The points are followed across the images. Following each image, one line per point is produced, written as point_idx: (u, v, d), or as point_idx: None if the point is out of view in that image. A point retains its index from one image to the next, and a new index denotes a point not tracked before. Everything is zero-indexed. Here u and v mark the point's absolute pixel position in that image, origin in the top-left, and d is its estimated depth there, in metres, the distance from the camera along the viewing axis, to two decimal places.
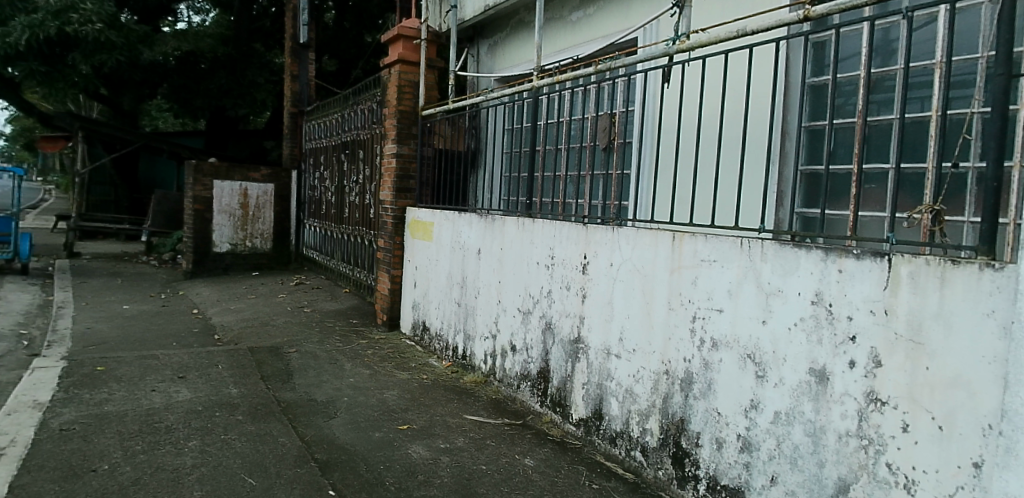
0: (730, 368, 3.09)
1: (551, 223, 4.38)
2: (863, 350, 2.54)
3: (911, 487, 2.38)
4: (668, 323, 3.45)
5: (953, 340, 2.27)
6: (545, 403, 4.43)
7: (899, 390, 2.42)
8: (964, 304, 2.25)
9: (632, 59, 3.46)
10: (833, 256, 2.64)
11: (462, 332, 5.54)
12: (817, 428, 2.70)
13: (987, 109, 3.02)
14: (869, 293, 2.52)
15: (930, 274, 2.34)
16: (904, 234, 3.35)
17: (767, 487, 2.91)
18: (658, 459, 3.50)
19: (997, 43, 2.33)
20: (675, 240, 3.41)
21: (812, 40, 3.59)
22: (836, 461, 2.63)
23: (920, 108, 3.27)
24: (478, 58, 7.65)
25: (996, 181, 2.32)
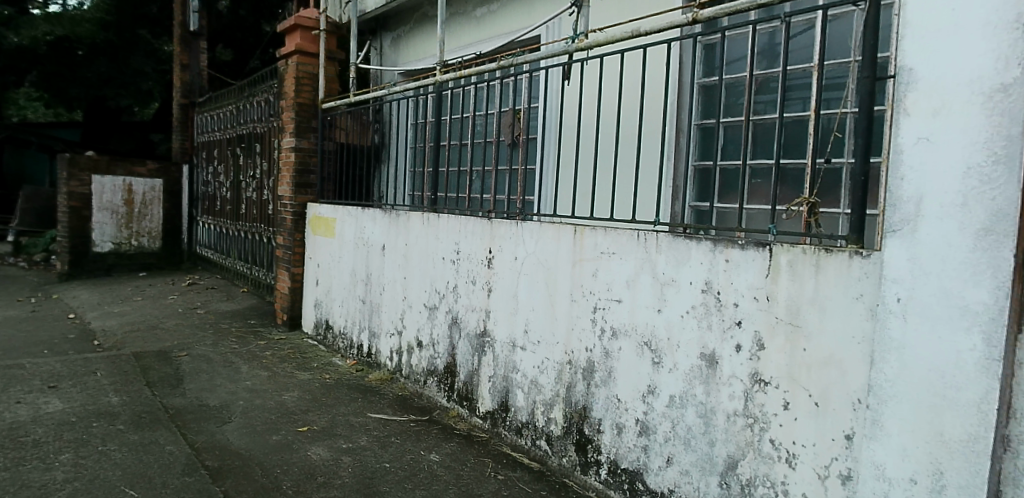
0: (629, 356, 3.20)
1: (456, 217, 4.38)
2: (748, 334, 2.70)
3: (791, 460, 2.56)
4: (570, 314, 3.54)
5: (827, 323, 2.46)
6: (452, 397, 4.44)
7: (780, 371, 2.59)
8: (836, 289, 2.44)
9: (532, 55, 3.50)
10: (721, 247, 2.79)
11: (366, 330, 5.45)
12: (708, 409, 2.85)
13: (853, 109, 3.28)
14: (753, 281, 2.68)
15: (806, 261, 2.52)
16: (784, 226, 3.59)
17: (663, 467, 3.04)
18: (562, 447, 3.58)
19: (863, 49, 2.54)
20: (577, 234, 3.50)
21: (704, 42, 3.77)
22: (725, 440, 2.78)
23: (801, 109, 3.50)
24: (382, 51, 7.51)
25: (863, 176, 2.53)
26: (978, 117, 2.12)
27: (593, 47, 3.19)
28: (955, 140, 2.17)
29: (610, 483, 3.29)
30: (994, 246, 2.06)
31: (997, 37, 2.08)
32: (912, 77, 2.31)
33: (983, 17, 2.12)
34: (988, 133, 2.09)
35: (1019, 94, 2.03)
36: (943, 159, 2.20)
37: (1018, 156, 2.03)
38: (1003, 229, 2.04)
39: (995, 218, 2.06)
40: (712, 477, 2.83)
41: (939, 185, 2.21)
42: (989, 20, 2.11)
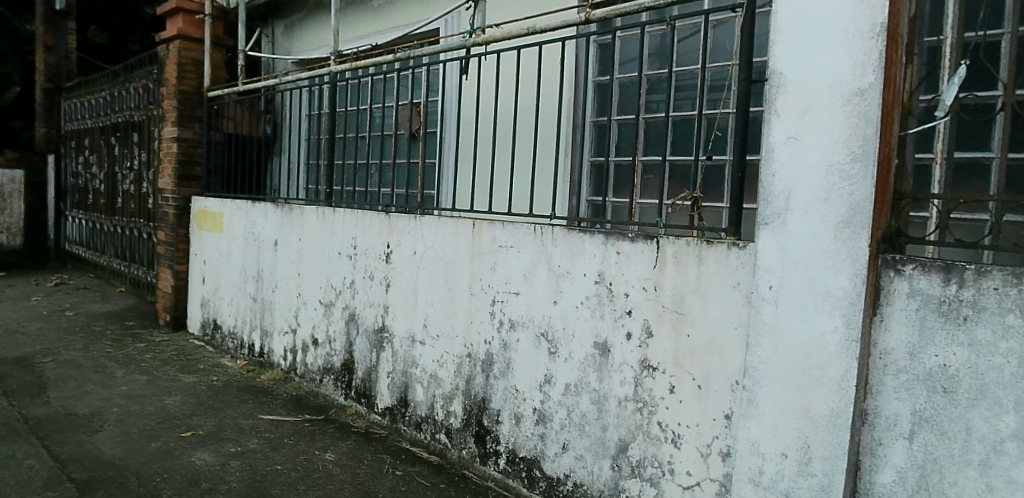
0: (526, 347, 3.26)
1: (353, 212, 4.29)
2: (638, 322, 2.82)
3: (676, 441, 2.70)
4: (469, 308, 3.55)
5: (708, 310, 2.63)
6: (349, 395, 4.36)
7: (667, 357, 2.73)
8: (717, 279, 2.61)
9: (429, 49, 3.48)
10: (612, 239, 2.90)
11: (258, 328, 5.24)
12: (600, 395, 2.95)
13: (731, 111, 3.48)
14: (642, 272, 2.81)
15: (690, 253, 2.67)
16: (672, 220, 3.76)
17: (559, 454, 3.12)
18: (461, 439, 3.60)
19: (740, 53, 2.70)
20: (475, 228, 3.52)
21: (598, 41, 3.88)
22: (616, 425, 2.89)
23: (687, 108, 3.68)
24: (274, 40, 7.20)
25: (740, 172, 2.70)
26: (838, 118, 2.31)
27: (490, 42, 3.22)
28: (818, 140, 2.36)
29: (508, 472, 3.35)
30: (852, 237, 2.25)
31: (854, 45, 2.27)
32: (782, 81, 2.49)
33: (842, 26, 2.31)
34: (846, 134, 2.29)
35: (872, 98, 2.23)
36: (809, 157, 2.39)
37: (871, 155, 2.23)
38: (859, 221, 2.24)
39: (852, 212, 2.26)
40: (605, 460, 2.94)
41: (805, 181, 2.39)
42: (847, 29, 2.29)
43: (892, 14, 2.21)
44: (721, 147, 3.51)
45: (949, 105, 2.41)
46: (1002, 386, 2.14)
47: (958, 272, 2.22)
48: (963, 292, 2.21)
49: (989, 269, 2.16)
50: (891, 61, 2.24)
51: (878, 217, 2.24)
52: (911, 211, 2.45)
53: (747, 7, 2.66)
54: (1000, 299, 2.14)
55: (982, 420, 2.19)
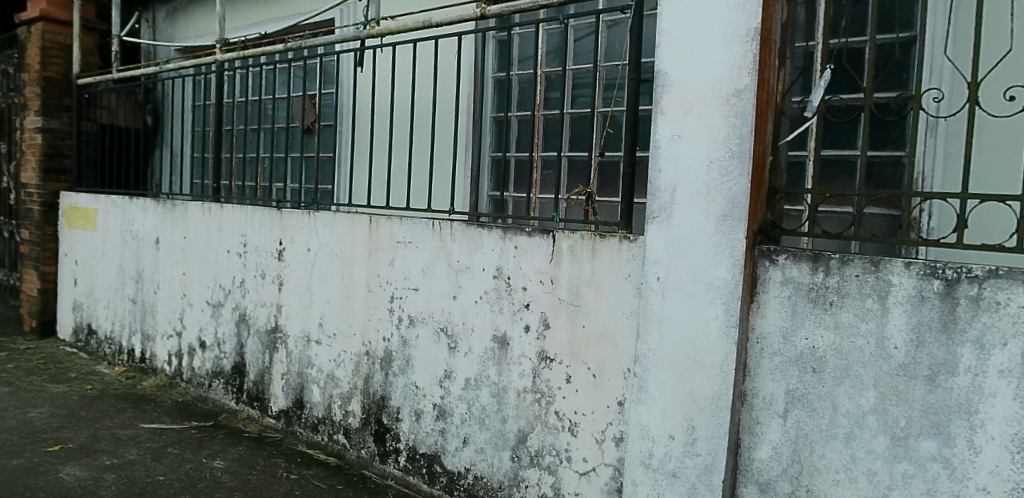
0: (426, 343, 3.25)
1: (243, 207, 4.11)
2: (535, 315, 2.88)
3: (573, 429, 2.79)
4: (367, 306, 3.50)
5: (602, 301, 2.72)
6: (241, 399, 4.19)
7: (564, 347, 2.81)
8: (610, 271, 2.70)
9: (322, 40, 3.38)
10: (510, 234, 2.93)
11: (139, 333, 4.93)
12: (500, 388, 2.99)
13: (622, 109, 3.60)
14: (539, 265, 2.86)
15: (584, 247, 2.75)
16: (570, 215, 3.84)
17: (460, 448, 3.14)
18: (360, 439, 3.54)
19: (629, 53, 2.79)
20: (372, 224, 3.46)
21: (497, 37, 3.90)
22: (516, 416, 2.94)
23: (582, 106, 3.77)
24: (155, 25, 6.76)
25: (630, 168, 2.80)
26: (718, 117, 2.44)
27: (385, 35, 3.17)
28: (700, 138, 2.49)
29: (409, 469, 3.33)
30: (731, 230, 2.39)
31: (732, 48, 2.41)
32: (667, 81, 2.60)
33: (720, 30, 2.44)
34: (725, 133, 2.42)
35: (748, 99, 2.37)
36: (692, 154, 2.51)
37: (747, 153, 2.36)
38: (737, 215, 2.38)
39: (731, 206, 2.40)
40: (505, 452, 2.98)
41: (688, 177, 2.51)
42: (725, 32, 2.43)
43: (765, 20, 2.35)
44: (614, 142, 3.61)
45: (817, 105, 2.56)
46: (862, 365, 2.35)
47: (825, 261, 2.41)
48: (828, 279, 2.40)
49: (851, 258, 2.35)
50: (764, 64, 2.39)
51: (754, 212, 2.39)
52: (785, 204, 2.62)
53: (634, 9, 2.76)
54: (860, 285, 2.34)
55: (846, 396, 2.38)
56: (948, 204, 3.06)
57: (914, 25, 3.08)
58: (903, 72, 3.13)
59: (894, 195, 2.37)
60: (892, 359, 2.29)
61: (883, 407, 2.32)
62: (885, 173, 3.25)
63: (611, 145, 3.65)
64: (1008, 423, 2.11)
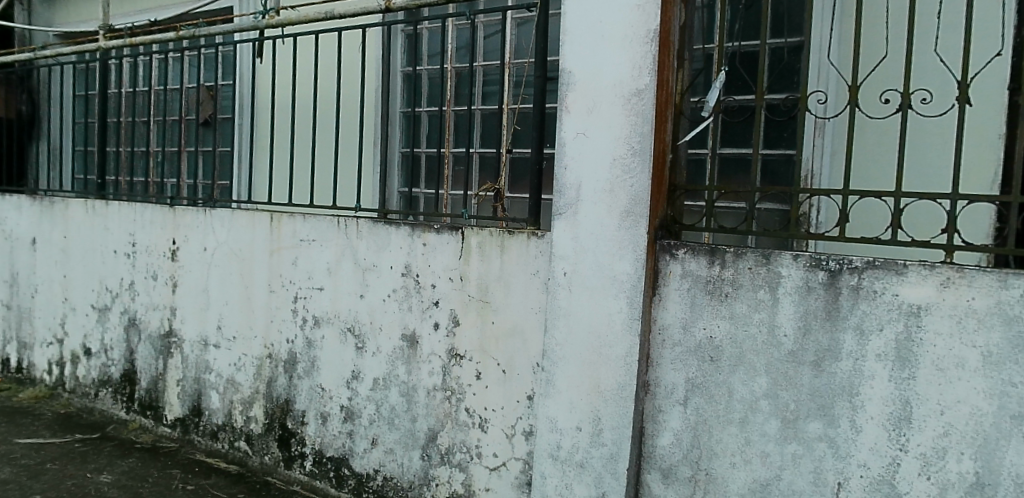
0: (332, 344, 3.17)
1: (132, 205, 3.87)
2: (444, 312, 2.87)
3: (483, 425, 2.80)
4: (269, 306, 3.37)
5: (510, 297, 2.74)
6: (132, 408, 3.97)
7: (473, 344, 2.81)
8: (517, 267, 2.73)
9: (218, 28, 3.22)
10: (418, 232, 2.91)
11: (14, 341, 4.56)
12: (409, 387, 2.96)
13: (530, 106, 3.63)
14: (448, 263, 2.85)
15: (493, 243, 2.76)
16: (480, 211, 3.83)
17: (368, 450, 3.08)
18: (264, 445, 3.42)
19: (535, 51, 2.82)
20: (274, 221, 3.34)
21: (406, 31, 3.85)
22: (426, 414, 2.92)
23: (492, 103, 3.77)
24: (30, 8, 6.24)
25: (537, 165, 2.83)
26: (620, 116, 2.50)
27: (285, 25, 3.06)
28: (603, 136, 2.55)
29: (315, 473, 3.24)
30: (633, 226, 2.46)
31: (633, 48, 2.47)
32: (572, 79, 2.64)
33: (622, 30, 2.50)
34: (627, 131, 2.49)
35: (647, 98, 2.44)
36: (595, 152, 2.57)
37: (648, 150, 2.44)
38: (639, 211, 2.45)
39: (633, 202, 2.46)
40: (414, 451, 2.96)
41: (592, 175, 2.57)
42: (627, 32, 2.49)
43: (664, 21, 2.43)
44: (522, 140, 3.65)
45: (713, 105, 2.67)
46: (755, 353, 2.48)
47: (720, 255, 2.53)
48: (724, 271, 2.52)
49: (744, 251, 2.48)
50: (663, 64, 2.46)
51: (655, 208, 2.47)
52: (684, 201, 2.73)
53: (539, 7, 2.78)
54: (752, 277, 2.48)
55: (741, 383, 2.51)
56: (834, 202, 3.26)
57: (801, 31, 3.27)
58: (791, 74, 3.31)
59: (782, 191, 2.51)
60: (782, 346, 2.43)
61: (774, 392, 2.45)
62: (777, 170, 3.44)
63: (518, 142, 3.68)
64: (885, 403, 2.28)
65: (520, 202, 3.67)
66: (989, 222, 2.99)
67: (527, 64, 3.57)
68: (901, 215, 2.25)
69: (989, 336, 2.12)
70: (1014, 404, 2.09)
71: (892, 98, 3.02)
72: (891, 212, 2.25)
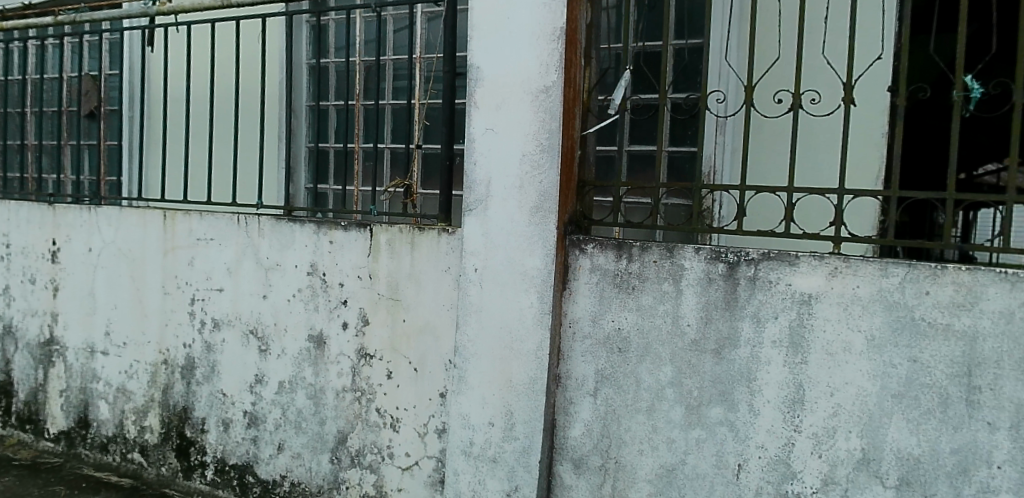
0: (233, 347, 3.04)
1: (6, 203, 3.60)
2: (352, 311, 2.80)
3: (395, 424, 2.76)
4: (163, 309, 3.20)
5: (421, 295, 2.71)
6: (10, 423, 3.71)
7: (383, 344, 2.76)
8: (427, 265, 2.70)
9: (103, 14, 3.01)
10: (324, 229, 2.82)
11: None
12: (316, 390, 2.88)
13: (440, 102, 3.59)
14: (356, 261, 2.79)
15: (403, 240, 2.72)
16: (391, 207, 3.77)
17: (274, 455, 2.97)
18: (160, 456, 3.25)
19: (443, 45, 2.79)
20: (167, 219, 3.16)
21: (314, 23, 3.74)
22: (335, 416, 2.84)
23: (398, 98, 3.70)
24: None
25: (447, 161, 2.80)
26: (529, 113, 2.52)
27: (177, 13, 2.89)
28: (512, 132, 2.56)
29: (217, 483, 3.11)
30: (543, 221, 2.48)
31: (540, 46, 2.49)
32: (480, 75, 2.63)
33: (529, 27, 2.52)
34: (536, 128, 2.51)
35: (555, 96, 2.47)
36: (505, 149, 2.57)
37: (556, 147, 2.47)
38: (548, 207, 2.48)
39: (542, 198, 2.49)
40: (323, 455, 2.88)
41: (502, 171, 2.57)
42: (534, 30, 2.51)
43: (570, 20, 2.46)
44: (430, 135, 3.61)
45: (618, 103, 2.73)
46: (661, 343, 2.56)
47: (627, 249, 2.59)
48: (631, 265, 2.59)
49: (649, 245, 2.55)
50: (570, 62, 2.50)
51: (564, 204, 2.51)
52: (593, 196, 2.78)
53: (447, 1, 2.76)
54: (657, 270, 2.55)
55: (647, 372, 2.59)
56: (734, 197, 3.40)
57: (703, 32, 3.39)
58: (695, 74, 3.43)
59: (686, 187, 2.60)
60: (685, 336, 2.52)
61: (678, 380, 2.54)
62: (682, 166, 3.55)
63: (428, 137, 3.64)
64: (780, 387, 2.40)
65: (430, 198, 3.63)
66: (874, 218, 3.20)
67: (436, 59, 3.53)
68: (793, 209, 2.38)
69: (872, 321, 2.28)
70: (894, 384, 2.26)
71: (784, 98, 3.19)
72: (784, 206, 2.38)
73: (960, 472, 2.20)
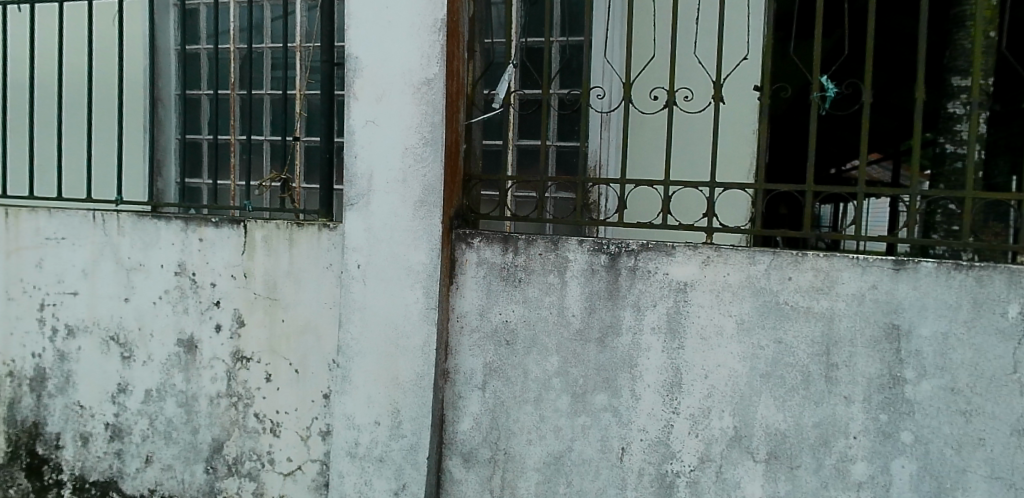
0: (91, 355, 2.81)
1: None
2: (226, 313, 2.66)
3: (275, 429, 2.65)
4: (7, 317, 2.91)
5: (300, 293, 2.61)
6: None
7: (261, 345, 2.64)
8: (307, 262, 2.60)
9: None
10: (193, 226, 2.66)
11: None
12: (188, 397, 2.72)
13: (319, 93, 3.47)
14: (229, 259, 2.65)
15: (280, 237, 2.60)
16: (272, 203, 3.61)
17: (142, 469, 2.79)
18: (8, 477, 2.98)
19: (320, 34, 2.71)
20: (10, 218, 2.88)
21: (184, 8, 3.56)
22: (209, 424, 2.70)
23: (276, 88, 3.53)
24: None
25: (327, 153, 2.72)
26: (410, 105, 2.48)
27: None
28: (394, 124, 2.50)
29: None
30: (427, 215, 2.46)
31: (421, 37, 2.46)
32: (359, 65, 2.54)
33: (409, 18, 2.47)
34: (418, 121, 2.47)
35: (437, 88, 2.45)
36: (385, 141, 2.51)
37: (439, 140, 2.45)
38: (432, 200, 2.46)
39: (426, 192, 2.47)
40: (197, 466, 2.73)
41: (383, 164, 2.51)
42: (414, 21, 2.46)
43: (450, 12, 2.45)
44: (310, 127, 3.47)
45: (503, 98, 2.73)
46: (547, 334, 2.60)
47: (513, 243, 2.60)
48: (517, 258, 2.60)
49: (535, 239, 2.57)
50: (452, 54, 2.48)
51: (449, 197, 2.49)
52: (479, 190, 2.76)
53: None
54: (543, 262, 2.58)
55: (535, 363, 2.62)
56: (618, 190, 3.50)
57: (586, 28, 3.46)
58: (579, 70, 3.50)
59: (569, 181, 2.65)
60: (570, 325, 2.57)
61: (564, 370, 2.59)
62: (565, 160, 3.62)
63: (306, 129, 3.49)
64: (659, 372, 2.50)
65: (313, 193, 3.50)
66: (746, 209, 3.38)
67: (316, 49, 3.39)
68: (669, 201, 2.48)
69: (741, 306, 2.41)
70: (761, 364, 2.41)
71: (660, 95, 3.32)
72: (660, 199, 2.47)
73: (821, 443, 2.38)
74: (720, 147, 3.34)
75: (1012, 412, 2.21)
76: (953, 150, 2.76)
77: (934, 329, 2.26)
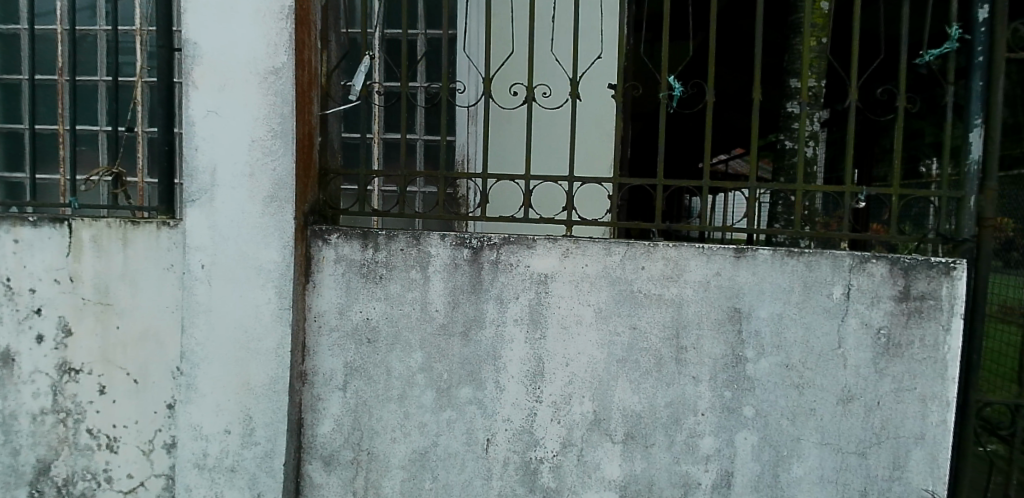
0: None
1: None
2: (50, 321, 2.44)
3: (113, 445, 2.47)
4: None
5: (138, 297, 2.43)
6: None
7: (92, 355, 2.44)
8: (145, 262, 2.42)
9: None
10: (7, 226, 2.41)
11: None
12: (6, 416, 2.47)
13: (154, 80, 3.22)
14: (51, 262, 2.42)
15: (112, 236, 2.41)
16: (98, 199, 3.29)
17: None
18: None
19: (156, 19, 2.55)
20: None
21: None
22: (32, 444, 2.47)
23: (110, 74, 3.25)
24: None
25: (168, 145, 2.57)
26: (256, 95, 2.37)
27: None
28: (239, 115, 2.37)
29: None
30: (278, 212, 2.36)
31: (266, 24, 2.35)
32: (198, 51, 2.37)
33: (252, 4, 2.35)
34: (265, 113, 2.36)
35: (285, 78, 2.35)
36: (227, 134, 2.38)
37: (289, 133, 2.36)
38: (284, 195, 2.37)
39: (276, 187, 2.37)
40: (20, 490, 2.49)
41: (227, 158, 2.38)
42: (259, 7, 2.35)
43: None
44: (150, 117, 3.22)
45: (359, 89, 2.65)
46: (410, 330, 2.57)
47: (373, 239, 2.54)
48: (378, 254, 2.55)
49: (396, 234, 2.53)
50: (301, 43, 2.39)
51: (301, 193, 2.40)
52: (337, 185, 2.67)
53: None
54: (405, 258, 2.55)
55: (398, 360, 2.59)
56: None
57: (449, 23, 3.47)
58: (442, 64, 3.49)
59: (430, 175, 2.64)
60: (434, 320, 2.57)
61: (429, 365, 2.58)
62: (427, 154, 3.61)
63: (146, 119, 3.20)
64: (523, 362, 2.55)
65: (147, 188, 3.24)
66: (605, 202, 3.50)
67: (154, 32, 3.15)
68: (529, 195, 2.54)
69: (599, 296, 2.51)
70: (617, 350, 2.52)
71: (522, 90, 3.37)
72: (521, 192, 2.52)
73: (672, 422, 2.53)
74: (581, 141, 3.44)
75: (836, 383, 2.46)
76: (790, 146, 2.98)
77: (770, 310, 2.46)
